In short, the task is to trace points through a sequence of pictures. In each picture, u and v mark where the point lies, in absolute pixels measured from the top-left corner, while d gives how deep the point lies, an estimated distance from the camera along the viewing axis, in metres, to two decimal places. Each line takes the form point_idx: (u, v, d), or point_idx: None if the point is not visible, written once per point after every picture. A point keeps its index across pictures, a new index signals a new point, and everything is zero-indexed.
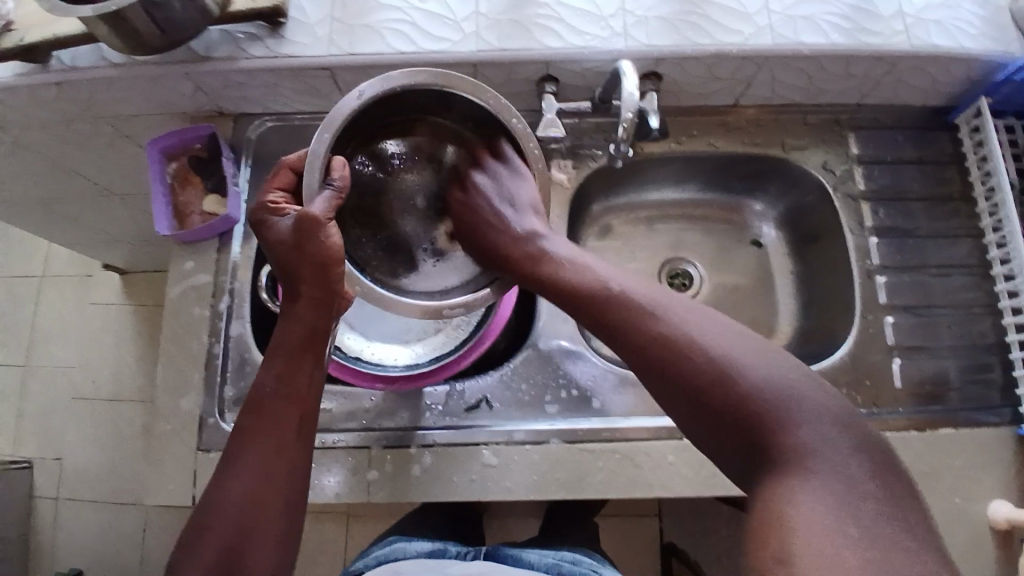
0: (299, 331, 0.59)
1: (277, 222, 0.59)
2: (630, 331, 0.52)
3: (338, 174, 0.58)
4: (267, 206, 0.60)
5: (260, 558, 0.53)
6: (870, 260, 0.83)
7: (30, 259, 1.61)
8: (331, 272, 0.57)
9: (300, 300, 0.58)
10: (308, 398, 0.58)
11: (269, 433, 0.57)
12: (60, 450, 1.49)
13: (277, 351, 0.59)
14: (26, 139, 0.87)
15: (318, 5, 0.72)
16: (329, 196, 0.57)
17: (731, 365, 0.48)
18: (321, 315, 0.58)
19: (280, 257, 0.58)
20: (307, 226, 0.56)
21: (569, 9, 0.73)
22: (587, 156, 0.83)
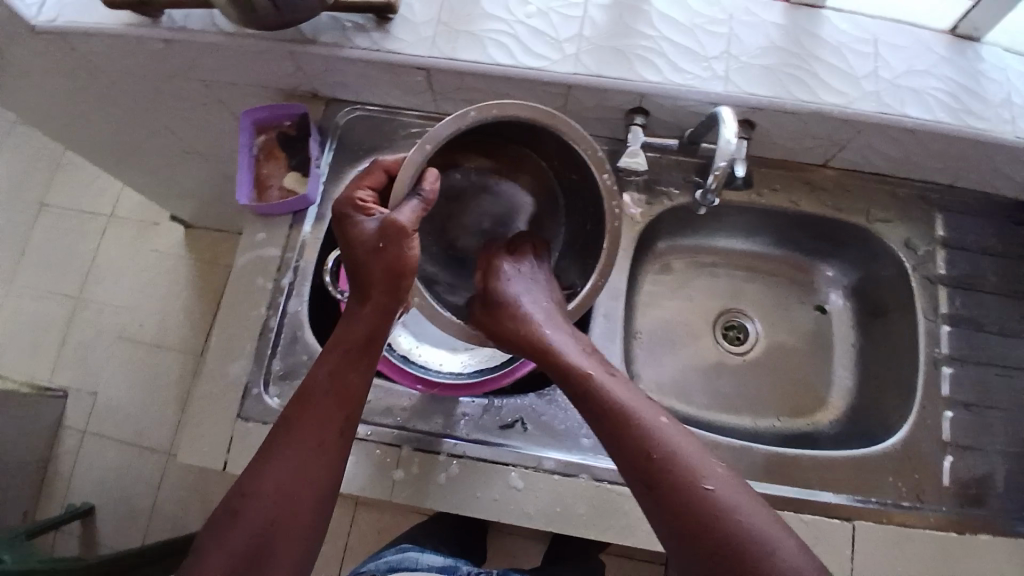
0: (359, 332, 0.60)
1: (363, 221, 0.60)
2: (675, 487, 0.54)
3: (428, 186, 0.59)
4: (356, 202, 0.61)
5: (285, 550, 0.56)
6: (940, 348, 0.79)
7: (103, 198, 1.68)
8: (402, 284, 0.59)
9: (366, 303, 0.60)
10: (354, 400, 0.60)
11: (312, 427, 0.58)
12: (95, 384, 1.54)
13: (335, 346, 0.60)
14: (128, 87, 0.91)
15: (427, 6, 0.73)
16: (416, 206, 0.58)
17: (761, 542, 0.51)
18: (381, 322, 0.60)
19: (357, 257, 0.59)
20: (393, 233, 0.57)
21: (673, 45, 0.72)
22: (663, 193, 0.82)
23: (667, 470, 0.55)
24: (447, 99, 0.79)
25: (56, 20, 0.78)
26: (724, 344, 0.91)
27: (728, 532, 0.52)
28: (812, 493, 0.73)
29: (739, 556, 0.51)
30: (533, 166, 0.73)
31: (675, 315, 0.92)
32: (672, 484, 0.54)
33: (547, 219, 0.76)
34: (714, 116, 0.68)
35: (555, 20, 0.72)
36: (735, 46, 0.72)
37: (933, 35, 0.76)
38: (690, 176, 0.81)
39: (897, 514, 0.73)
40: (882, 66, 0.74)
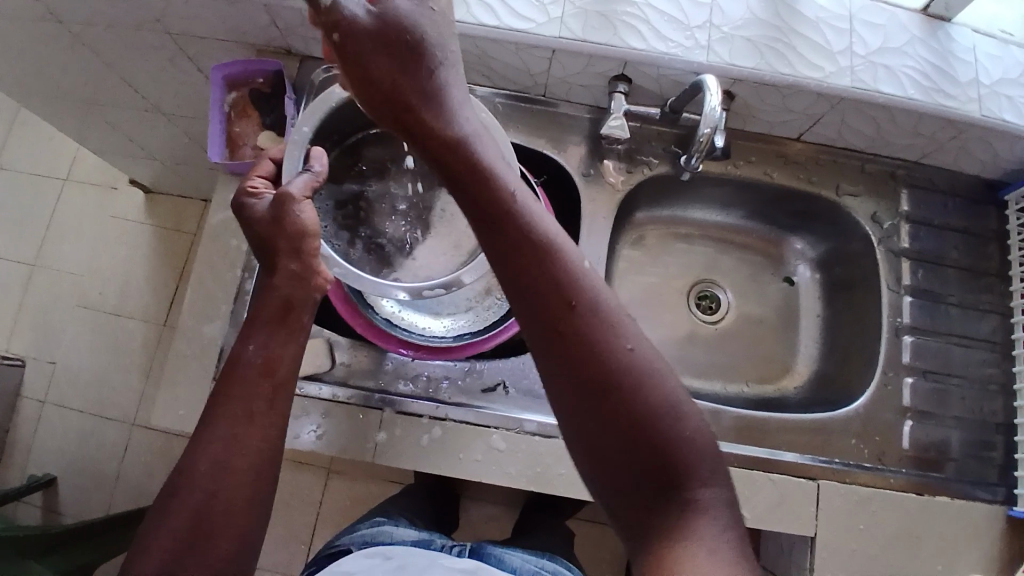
0: (275, 299, 0.57)
1: (255, 204, 0.59)
2: (573, 339, 0.47)
3: (316, 162, 0.62)
4: (246, 190, 0.61)
5: (228, 532, 0.50)
6: (901, 318, 0.83)
7: (58, 159, 1.61)
8: (308, 246, 0.58)
9: (276, 273, 0.57)
10: (279, 366, 0.55)
11: (237, 398, 0.53)
12: (53, 352, 1.49)
13: (253, 320, 0.56)
14: (90, 38, 0.87)
15: None
16: (306, 177, 0.60)
17: (665, 401, 0.46)
18: (296, 287, 0.57)
19: (257, 234, 0.58)
20: (285, 201, 0.57)
21: (656, 11, 0.71)
22: (643, 163, 0.82)
23: (568, 322, 0.47)
24: None
25: None
26: (697, 314, 0.94)
27: (630, 392, 0.46)
28: (775, 452, 0.76)
29: (640, 416, 0.45)
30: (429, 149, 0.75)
31: (650, 285, 0.94)
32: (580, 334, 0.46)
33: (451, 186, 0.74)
34: (697, 84, 0.69)
35: None
36: (717, 17, 0.72)
37: (907, 14, 0.78)
38: (670, 146, 0.82)
39: (859, 473, 0.77)
40: (857, 42, 0.75)
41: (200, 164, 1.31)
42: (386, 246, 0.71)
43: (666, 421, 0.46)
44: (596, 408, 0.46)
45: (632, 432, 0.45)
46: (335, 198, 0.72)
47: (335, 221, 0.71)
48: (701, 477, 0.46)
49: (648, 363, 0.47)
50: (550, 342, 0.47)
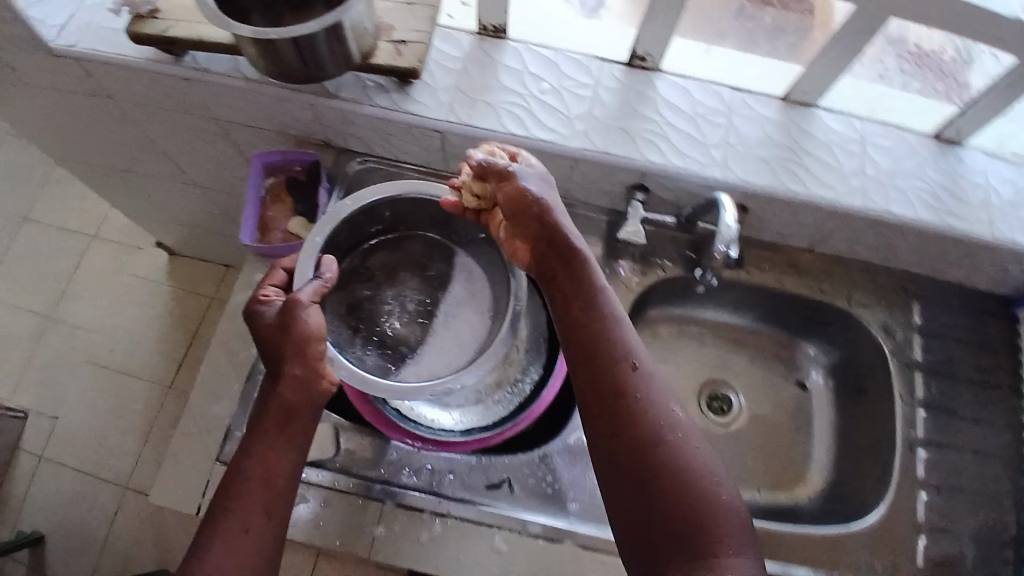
0: (276, 407, 0.57)
1: (265, 311, 0.62)
2: (628, 402, 0.55)
3: (326, 269, 0.64)
4: (257, 297, 0.64)
5: None
6: (914, 431, 0.82)
7: (89, 217, 1.67)
8: (313, 351, 0.59)
9: (280, 378, 0.58)
10: (278, 477, 0.56)
11: (235, 513, 0.54)
12: (58, 408, 1.49)
13: (255, 429, 0.57)
14: (140, 117, 0.92)
15: (448, 73, 0.76)
16: (315, 284, 0.61)
17: (698, 478, 0.52)
18: (298, 393, 0.58)
19: (265, 339, 0.60)
20: (290, 304, 0.59)
21: (676, 130, 0.76)
22: (657, 265, 0.84)
23: (624, 383, 0.56)
24: (457, 160, 0.81)
25: (76, 44, 0.79)
26: (709, 415, 0.93)
27: (672, 458, 0.53)
28: (785, 567, 0.74)
29: (680, 492, 0.51)
30: (438, 254, 0.79)
31: None
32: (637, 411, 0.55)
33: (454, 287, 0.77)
34: (713, 201, 0.71)
35: (567, 97, 0.76)
36: (733, 136, 0.76)
37: (917, 137, 0.82)
38: (684, 251, 0.84)
39: None
40: (868, 164, 0.79)
41: (226, 231, 1.36)
42: (393, 347, 0.72)
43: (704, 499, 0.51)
44: (639, 466, 0.53)
45: (671, 506, 0.51)
46: (345, 301, 0.74)
47: (344, 326, 0.72)
48: (729, 557, 0.50)
49: (695, 452, 0.54)
50: (607, 400, 0.56)
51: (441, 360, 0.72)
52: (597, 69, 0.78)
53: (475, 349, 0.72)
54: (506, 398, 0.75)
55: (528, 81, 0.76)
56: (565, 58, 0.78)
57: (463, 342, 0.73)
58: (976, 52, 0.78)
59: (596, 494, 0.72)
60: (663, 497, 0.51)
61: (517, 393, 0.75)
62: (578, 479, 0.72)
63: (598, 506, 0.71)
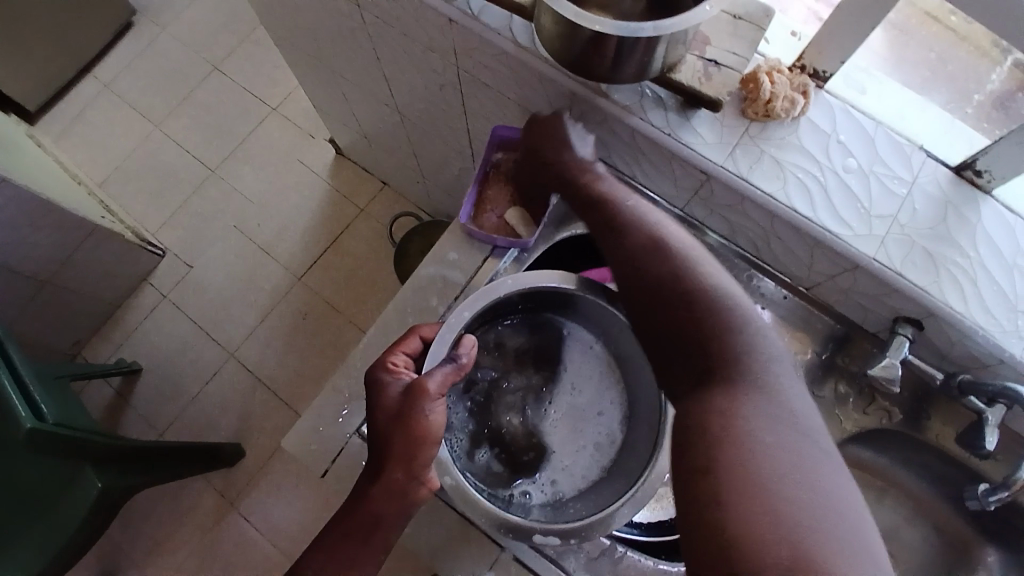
0: (365, 511, 0.55)
1: (390, 386, 0.57)
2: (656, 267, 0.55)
3: (464, 351, 0.58)
4: (385, 364, 0.59)
5: None
6: None
7: (276, 90, 1.68)
8: (421, 453, 0.55)
9: (379, 478, 0.55)
10: None
11: None
12: (193, 259, 1.54)
13: (339, 527, 0.56)
14: (380, 34, 0.86)
15: (739, 111, 0.63)
16: (448, 370, 0.56)
17: (731, 334, 0.51)
18: (390, 503, 0.55)
19: (378, 424, 0.56)
20: (418, 395, 0.55)
21: (989, 277, 0.60)
22: (880, 411, 0.71)
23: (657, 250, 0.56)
24: (703, 206, 0.70)
25: None
26: None
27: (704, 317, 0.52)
28: None
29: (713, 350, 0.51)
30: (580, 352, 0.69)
31: None
32: (662, 276, 0.54)
33: (588, 394, 0.68)
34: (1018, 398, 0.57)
35: (874, 187, 0.61)
36: None
37: None
38: (914, 402, 0.71)
39: None
40: None
41: (402, 157, 1.31)
42: (507, 447, 0.65)
43: (737, 345, 0.51)
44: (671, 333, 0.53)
45: (705, 360, 0.51)
46: (466, 380, 0.66)
47: (460, 410, 0.66)
48: (763, 395, 0.48)
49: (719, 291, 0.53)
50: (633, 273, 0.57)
51: (551, 481, 0.64)
52: (921, 166, 0.63)
53: (585, 484, 0.64)
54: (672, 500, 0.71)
55: (832, 150, 0.63)
56: (886, 137, 0.63)
57: (577, 472, 0.65)
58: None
59: None
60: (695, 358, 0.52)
61: None
62: None
63: None
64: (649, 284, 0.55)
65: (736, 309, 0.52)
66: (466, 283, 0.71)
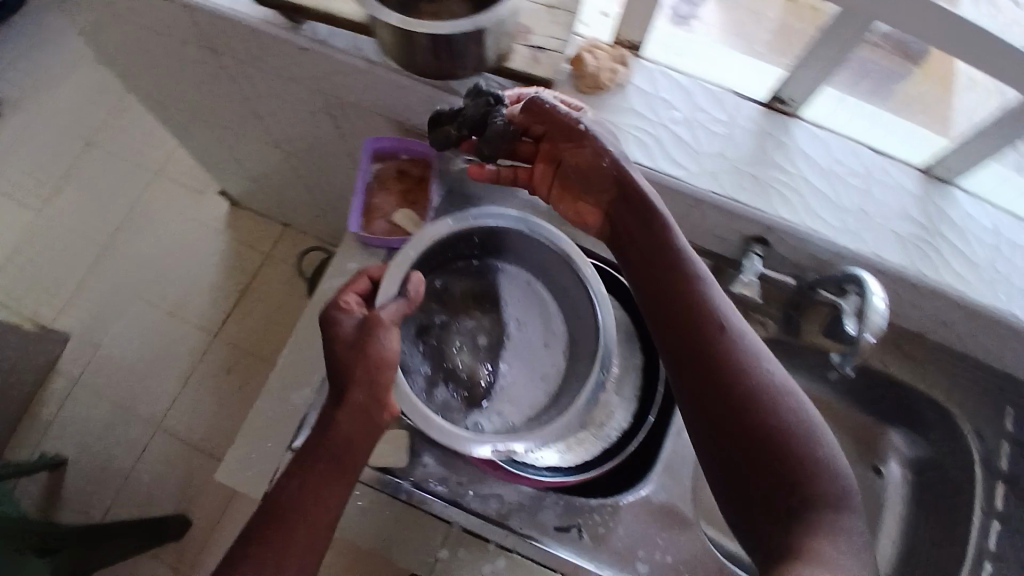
0: (331, 440, 0.55)
1: (344, 321, 0.59)
2: (716, 360, 0.55)
3: (413, 287, 0.61)
4: (338, 303, 0.60)
5: None
6: (990, 546, 0.76)
7: (158, 154, 1.66)
8: (382, 379, 0.56)
9: (341, 405, 0.56)
10: (321, 520, 0.53)
11: (269, 558, 0.51)
12: (101, 338, 1.49)
13: (304, 460, 0.55)
14: (243, 76, 0.89)
15: (575, 86, 0.71)
16: (397, 305, 0.60)
17: (798, 448, 0.51)
18: (355, 427, 0.56)
19: (336, 356, 0.57)
20: (373, 324, 0.57)
21: (809, 186, 0.70)
22: (755, 323, 0.79)
23: (714, 340, 0.56)
24: None
25: None
26: None
27: (771, 422, 0.52)
28: None
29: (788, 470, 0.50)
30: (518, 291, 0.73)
31: None
32: (732, 375, 0.54)
33: (531, 327, 0.72)
34: (853, 278, 0.64)
35: (699, 131, 0.71)
36: (868, 204, 0.71)
37: None
38: (788, 312, 0.77)
39: None
40: (1001, 258, 0.72)
41: (295, 193, 1.34)
42: (461, 385, 0.68)
43: (817, 504, 0.49)
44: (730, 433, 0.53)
45: (770, 494, 0.51)
46: (419, 323, 0.69)
47: (415, 351, 0.68)
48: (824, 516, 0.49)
49: (782, 399, 0.53)
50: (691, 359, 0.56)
51: (502, 412, 0.67)
52: (734, 106, 0.73)
53: (534, 411, 0.67)
54: (592, 440, 0.70)
55: (659, 107, 0.72)
56: (702, 88, 0.73)
57: (528, 400, 0.68)
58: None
59: (668, 557, 0.66)
60: (758, 463, 0.51)
61: (603, 437, 0.70)
62: (653, 536, 0.67)
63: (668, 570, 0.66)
64: (711, 378, 0.54)
65: (803, 423, 0.52)
66: None
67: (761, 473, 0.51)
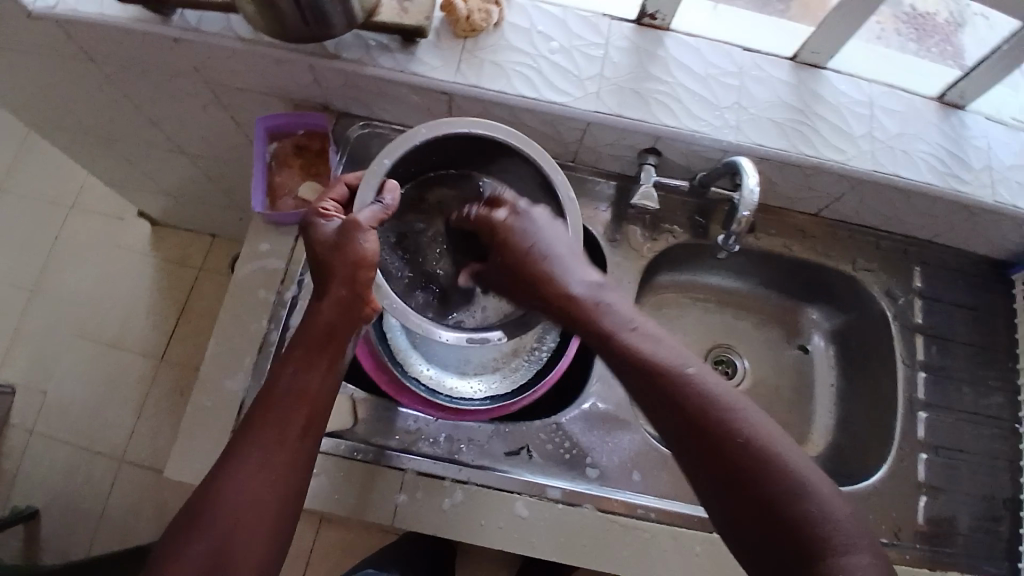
0: (320, 328, 0.59)
1: (323, 223, 0.61)
2: (687, 408, 0.55)
3: (387, 194, 0.63)
4: (317, 209, 0.63)
5: (244, 561, 0.52)
6: (916, 393, 0.83)
7: (67, 188, 1.60)
8: (362, 276, 0.60)
9: (324, 297, 0.59)
10: (317, 400, 0.58)
11: (274, 428, 0.56)
12: (47, 383, 1.45)
13: (296, 347, 0.59)
14: (125, 82, 0.88)
15: (451, 33, 0.73)
16: (373, 209, 0.61)
17: (787, 485, 0.51)
18: (341, 316, 0.59)
19: (318, 256, 0.60)
20: (352, 228, 0.59)
21: (687, 92, 0.74)
22: (666, 231, 0.84)
23: (678, 388, 0.55)
24: None
25: (58, 5, 0.74)
26: None
27: (754, 465, 0.52)
28: None
29: (796, 498, 0.50)
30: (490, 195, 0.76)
31: None
32: (704, 422, 0.54)
33: None
34: (731, 165, 0.70)
35: (578, 57, 0.73)
36: (746, 99, 0.75)
37: (923, 101, 0.80)
38: (693, 217, 0.84)
39: None
40: (877, 127, 0.77)
41: (214, 200, 1.31)
42: (440, 287, 0.75)
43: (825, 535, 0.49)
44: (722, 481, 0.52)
45: (770, 539, 0.50)
46: (398, 231, 0.75)
47: (396, 257, 0.75)
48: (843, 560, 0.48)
49: (756, 435, 0.53)
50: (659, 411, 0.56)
51: (482, 310, 0.75)
52: (607, 28, 0.76)
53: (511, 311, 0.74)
54: (524, 364, 0.78)
55: (536, 40, 0.74)
56: (574, 17, 0.76)
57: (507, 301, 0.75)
58: (968, 15, 0.81)
59: (611, 459, 0.73)
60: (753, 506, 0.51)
61: (534, 359, 0.78)
62: (595, 444, 0.74)
63: (613, 471, 0.73)
64: (686, 429, 0.54)
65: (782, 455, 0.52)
66: (287, 265, 0.76)
67: (761, 517, 0.51)
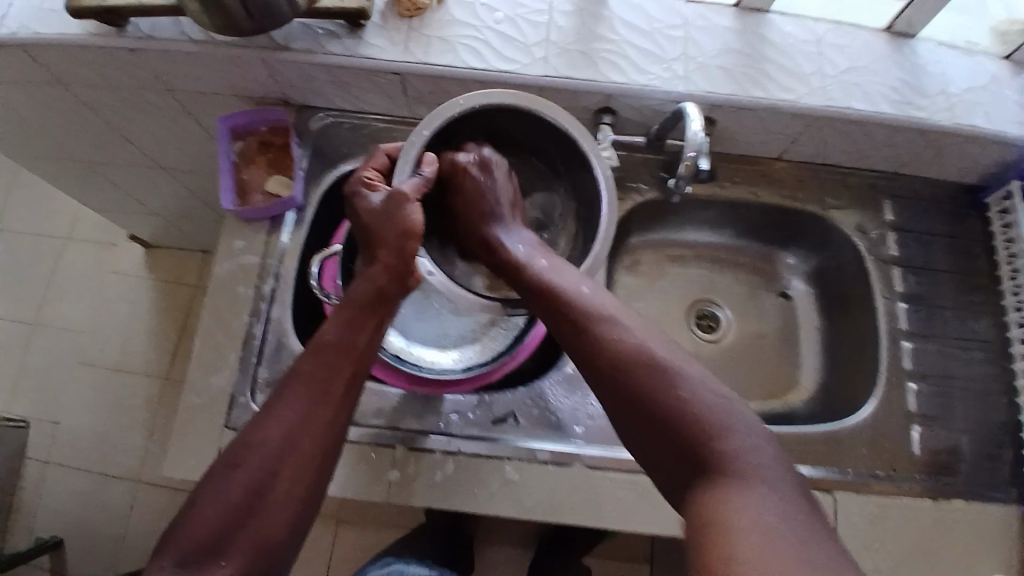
0: (368, 289, 0.61)
1: (370, 195, 0.65)
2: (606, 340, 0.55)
3: (427, 167, 0.65)
4: (363, 180, 0.66)
5: (284, 504, 0.53)
6: (898, 324, 0.83)
7: (58, 221, 1.63)
8: (409, 247, 0.61)
9: (374, 261, 0.62)
10: (364, 355, 0.59)
11: (320, 379, 0.57)
12: (59, 415, 1.48)
13: (346, 303, 0.61)
14: (94, 103, 0.90)
15: (396, 15, 0.75)
16: (415, 180, 0.63)
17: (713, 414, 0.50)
18: (389, 279, 0.61)
19: (368, 225, 0.63)
20: (399, 199, 0.62)
21: (634, 47, 0.75)
22: (633, 189, 0.85)
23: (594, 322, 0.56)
24: (420, 104, 0.80)
25: (19, 31, 0.76)
26: (698, 333, 0.94)
27: (675, 390, 0.51)
28: None
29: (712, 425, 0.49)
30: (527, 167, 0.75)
31: (652, 307, 0.95)
32: (612, 348, 0.54)
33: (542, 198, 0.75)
34: (679, 112, 0.71)
35: (523, 25, 0.75)
36: (692, 48, 0.76)
37: (872, 34, 0.80)
38: (657, 172, 0.85)
39: (872, 482, 0.76)
40: (827, 64, 0.77)
41: (199, 215, 1.34)
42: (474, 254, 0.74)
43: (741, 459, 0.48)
44: (644, 408, 0.52)
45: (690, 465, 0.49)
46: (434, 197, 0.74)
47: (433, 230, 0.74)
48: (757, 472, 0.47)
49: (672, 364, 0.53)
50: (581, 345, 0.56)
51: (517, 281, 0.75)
52: None
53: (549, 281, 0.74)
54: (502, 333, 0.81)
55: (481, 13, 0.75)
56: None
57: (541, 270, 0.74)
58: None
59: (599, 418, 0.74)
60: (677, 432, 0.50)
61: (512, 328, 0.81)
62: (581, 404, 0.75)
63: (602, 429, 0.73)
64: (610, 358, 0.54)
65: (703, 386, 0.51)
66: (262, 260, 0.78)
67: (684, 450, 0.50)
